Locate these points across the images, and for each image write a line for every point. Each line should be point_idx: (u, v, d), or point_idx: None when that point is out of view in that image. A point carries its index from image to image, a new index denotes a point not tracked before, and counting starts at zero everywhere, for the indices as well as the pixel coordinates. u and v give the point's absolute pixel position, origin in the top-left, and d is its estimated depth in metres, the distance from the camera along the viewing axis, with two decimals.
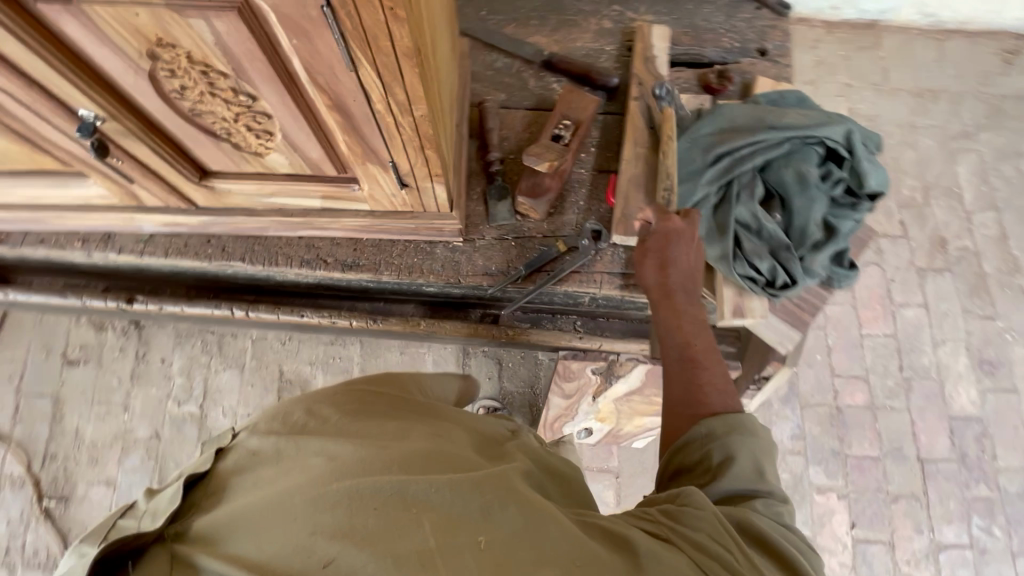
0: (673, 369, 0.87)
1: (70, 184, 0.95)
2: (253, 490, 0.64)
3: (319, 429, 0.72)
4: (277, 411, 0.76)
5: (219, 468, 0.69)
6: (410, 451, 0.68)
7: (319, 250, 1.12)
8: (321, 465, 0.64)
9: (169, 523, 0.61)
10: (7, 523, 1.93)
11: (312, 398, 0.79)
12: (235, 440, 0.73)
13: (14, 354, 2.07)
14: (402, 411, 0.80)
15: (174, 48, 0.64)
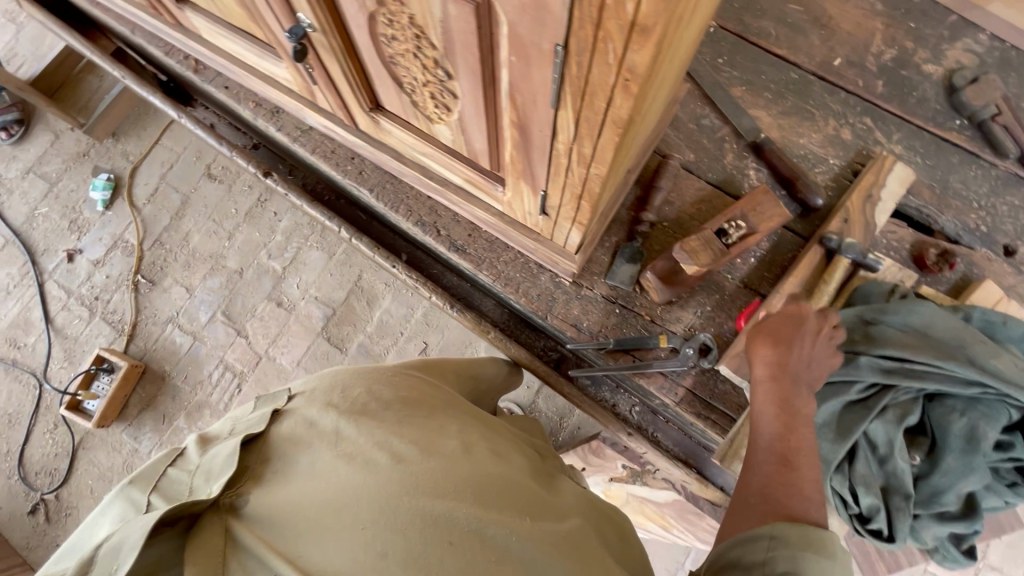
0: (756, 470, 0.75)
1: (267, 59, 0.98)
2: (316, 475, 0.76)
3: (374, 412, 0.85)
4: (336, 388, 0.91)
5: (269, 435, 0.85)
6: (457, 471, 0.77)
7: (437, 219, 1.10)
8: (379, 465, 0.76)
9: (221, 494, 0.73)
10: (107, 276, 2.27)
11: (367, 376, 0.93)
12: (288, 409, 0.89)
13: (176, 147, 2.38)
14: (442, 405, 0.92)
15: (401, 5, 0.61)
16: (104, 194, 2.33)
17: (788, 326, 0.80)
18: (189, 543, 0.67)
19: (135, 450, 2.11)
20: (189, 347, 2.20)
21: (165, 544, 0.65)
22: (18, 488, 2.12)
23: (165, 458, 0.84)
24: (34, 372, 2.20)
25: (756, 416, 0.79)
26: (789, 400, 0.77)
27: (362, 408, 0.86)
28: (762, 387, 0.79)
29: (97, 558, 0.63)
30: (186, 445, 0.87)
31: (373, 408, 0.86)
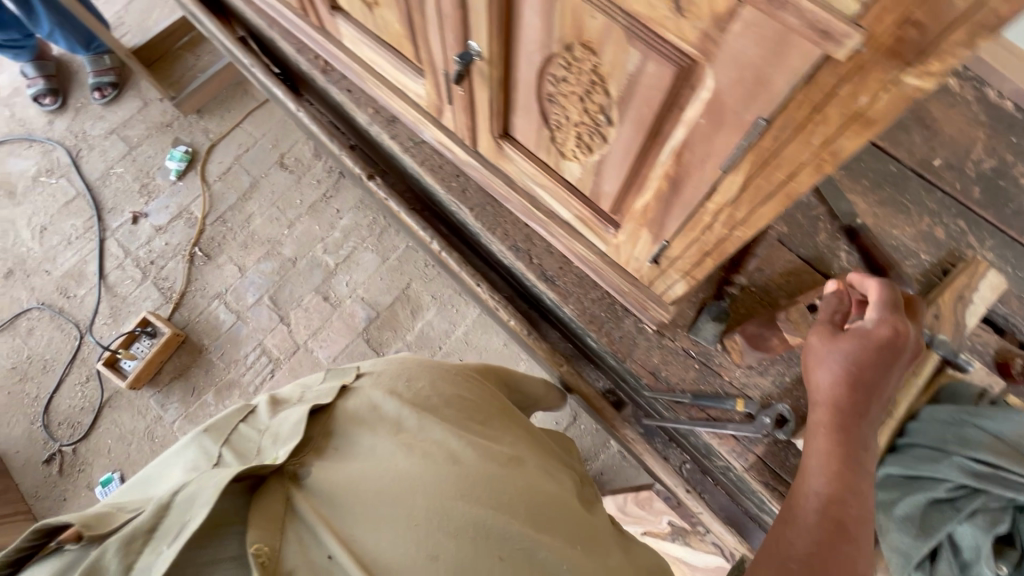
0: (800, 531, 0.73)
1: (407, 73, 1.04)
2: (375, 460, 0.77)
3: (434, 408, 0.87)
4: (401, 374, 0.92)
5: (339, 406, 0.86)
6: (510, 485, 0.77)
7: (531, 247, 1.14)
8: (437, 462, 0.76)
9: (287, 461, 0.75)
10: (166, 243, 2.33)
11: (433, 371, 0.94)
12: (357, 385, 0.90)
13: (255, 133, 2.47)
14: (495, 416, 0.94)
15: (591, 54, 0.65)
16: (179, 165, 2.41)
17: (873, 357, 0.75)
18: (252, 507, 0.68)
19: (159, 417, 2.12)
20: (230, 325, 2.22)
21: (233, 501, 0.67)
22: (38, 435, 2.11)
23: (237, 413, 0.86)
24: (79, 323, 2.23)
25: (813, 455, 0.78)
26: (849, 443, 0.77)
27: (423, 402, 0.87)
28: (826, 423, 0.78)
29: (173, 503, 0.63)
30: (257, 403, 0.89)
31: (434, 404, 0.88)
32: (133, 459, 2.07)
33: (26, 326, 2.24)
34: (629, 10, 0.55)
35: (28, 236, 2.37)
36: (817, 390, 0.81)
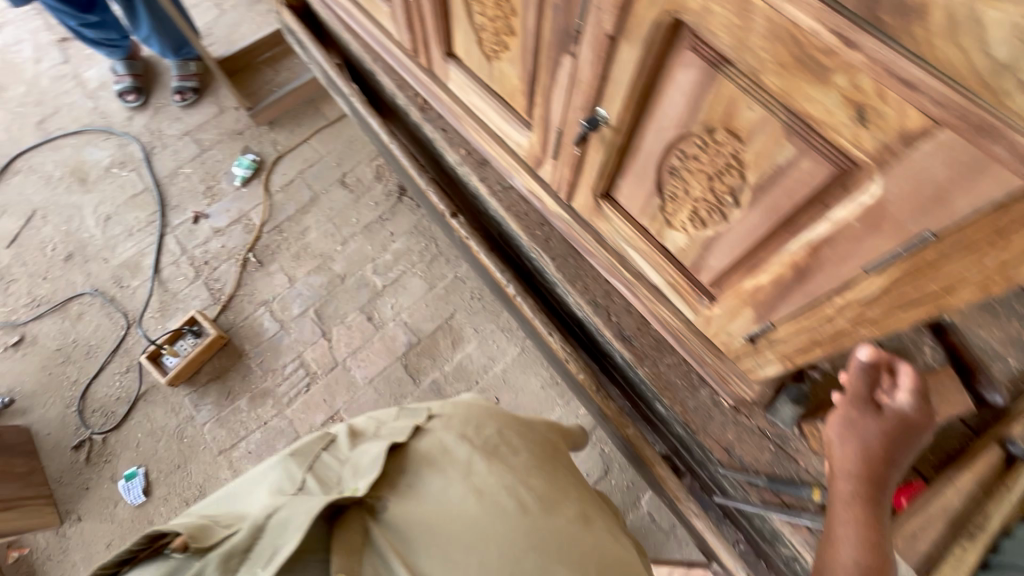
0: None
1: (513, 124, 1.07)
2: (445, 501, 0.74)
3: (504, 456, 0.84)
4: (472, 418, 0.89)
5: (413, 444, 0.82)
6: (578, 546, 0.75)
7: (609, 304, 1.14)
8: (506, 511, 0.75)
9: (365, 492, 0.72)
10: (223, 246, 2.36)
11: (500, 419, 0.92)
12: (430, 425, 0.86)
13: (321, 150, 2.54)
14: (561, 473, 0.91)
15: (735, 141, 0.66)
16: (245, 172, 2.47)
17: (906, 438, 0.78)
18: (335, 537, 0.66)
19: (191, 418, 2.07)
20: (274, 333, 2.21)
21: (318, 531, 0.66)
22: (71, 420, 2.08)
23: (318, 442, 0.85)
24: (128, 313, 2.24)
25: (845, 526, 0.76)
26: (878, 518, 0.77)
27: (493, 448, 0.85)
28: (861, 496, 0.78)
29: (269, 525, 0.64)
30: (336, 433, 0.88)
31: (503, 451, 0.85)
32: (159, 456, 2.02)
33: (77, 309, 2.25)
34: (794, 110, 0.56)
35: (92, 223, 2.40)
36: (845, 462, 0.80)
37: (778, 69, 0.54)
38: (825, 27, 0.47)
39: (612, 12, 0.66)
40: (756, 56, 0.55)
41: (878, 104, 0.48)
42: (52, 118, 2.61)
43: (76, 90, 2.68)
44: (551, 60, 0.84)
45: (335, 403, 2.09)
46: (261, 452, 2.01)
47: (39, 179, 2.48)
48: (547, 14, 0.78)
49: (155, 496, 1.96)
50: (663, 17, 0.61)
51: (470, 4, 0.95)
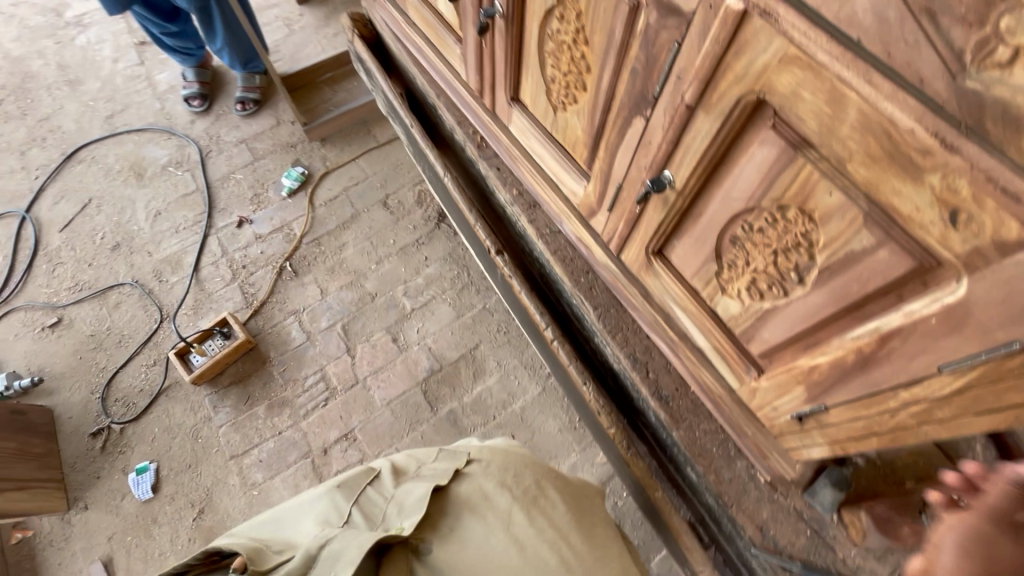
0: None
1: (572, 174, 1.09)
2: (487, 549, 0.85)
3: (544, 509, 0.92)
4: (512, 467, 0.98)
5: (455, 489, 0.94)
6: None
7: (649, 360, 1.12)
8: (547, 565, 0.84)
9: (411, 532, 0.86)
10: (263, 252, 2.41)
11: (537, 468, 0.99)
12: (469, 471, 0.96)
13: (367, 170, 2.60)
14: (600, 528, 0.96)
15: (809, 221, 0.65)
16: (293, 184, 2.54)
17: None
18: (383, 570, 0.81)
19: (207, 420, 2.08)
20: (300, 343, 2.23)
21: (367, 564, 0.80)
22: (93, 407, 2.10)
23: (364, 475, 1.00)
24: (164, 307, 2.28)
25: None
26: None
27: (531, 499, 0.93)
28: None
29: (320, 557, 0.77)
30: (380, 467, 1.03)
31: (542, 503, 0.93)
32: (172, 454, 2.02)
33: (115, 298, 2.30)
34: (877, 202, 0.56)
35: (142, 217, 2.47)
36: None
37: (866, 160, 0.54)
38: (926, 129, 0.47)
39: (694, 84, 0.67)
40: (845, 145, 0.55)
41: (973, 209, 0.47)
42: (121, 113, 2.72)
43: (146, 90, 2.80)
44: (621, 120, 0.85)
45: (350, 421, 2.08)
46: (272, 462, 2.00)
47: (100, 170, 2.58)
48: (624, 76, 0.80)
49: (163, 494, 1.96)
50: (748, 96, 0.62)
51: (544, 57, 0.98)
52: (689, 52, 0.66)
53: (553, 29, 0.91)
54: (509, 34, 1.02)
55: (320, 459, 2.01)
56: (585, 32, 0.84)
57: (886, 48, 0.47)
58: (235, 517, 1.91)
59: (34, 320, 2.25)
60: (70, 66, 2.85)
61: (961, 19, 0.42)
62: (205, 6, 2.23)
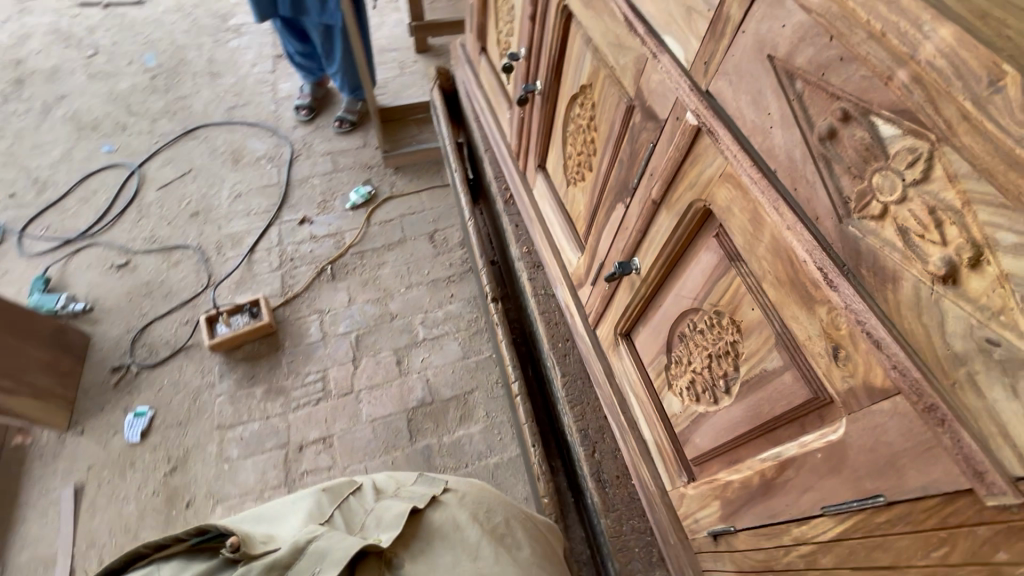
0: None
1: (571, 245, 1.16)
2: None
3: (510, 549, 0.77)
4: (486, 502, 0.84)
5: (427, 514, 0.80)
6: None
7: (599, 440, 1.10)
8: None
9: (386, 547, 0.74)
10: (313, 253, 2.57)
11: (512, 507, 0.85)
12: (445, 496, 0.84)
13: (425, 203, 2.77)
14: None
15: (736, 331, 0.67)
16: (358, 199, 2.75)
17: None
18: None
19: (211, 386, 2.14)
20: (314, 340, 2.28)
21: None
22: (123, 344, 2.26)
23: (346, 485, 0.88)
24: (213, 275, 2.49)
25: None
26: None
27: (501, 539, 0.78)
28: None
29: (306, 550, 0.68)
30: (361, 480, 0.90)
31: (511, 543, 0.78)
32: (171, 408, 2.08)
33: (177, 257, 2.54)
34: (783, 325, 0.58)
35: (225, 195, 2.78)
36: None
37: (775, 284, 0.57)
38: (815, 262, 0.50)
39: (659, 183, 0.73)
40: (761, 265, 0.59)
41: (850, 347, 0.49)
42: (241, 108, 3.12)
43: (269, 94, 3.20)
44: (611, 203, 0.92)
45: (332, 427, 2.05)
46: (251, 443, 2.00)
47: (207, 149, 2.95)
48: (616, 165, 0.88)
49: (150, 442, 2.00)
50: (697, 203, 0.67)
51: (567, 135, 1.08)
52: (659, 153, 0.72)
53: (576, 113, 1.02)
54: (544, 109, 1.13)
55: (293, 455, 1.98)
56: (596, 120, 0.93)
57: (793, 184, 0.52)
58: (200, 484, 1.90)
59: (107, 258, 2.53)
60: (217, 62, 3.33)
61: (847, 171, 0.47)
62: (326, 24, 2.51)
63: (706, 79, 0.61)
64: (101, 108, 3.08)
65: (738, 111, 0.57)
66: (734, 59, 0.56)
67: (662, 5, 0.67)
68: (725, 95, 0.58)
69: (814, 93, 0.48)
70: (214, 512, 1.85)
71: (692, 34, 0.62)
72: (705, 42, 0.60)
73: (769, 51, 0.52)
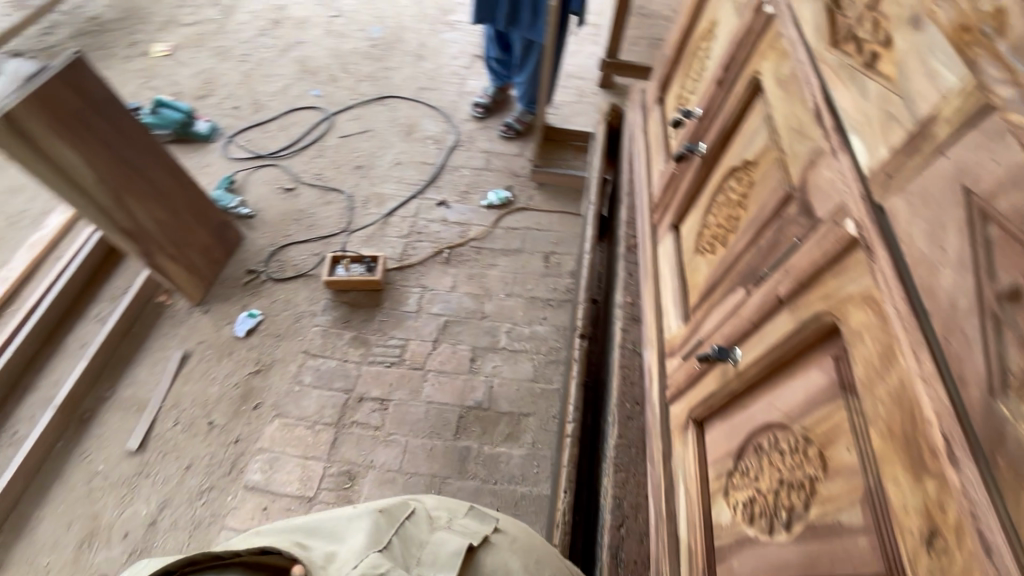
0: None
1: (676, 313, 1.12)
2: None
3: None
4: (533, 550, 0.91)
5: (480, 555, 0.86)
6: None
7: (631, 516, 1.03)
8: None
9: None
10: (438, 235, 2.74)
11: (555, 561, 0.92)
12: (495, 539, 0.89)
13: (553, 224, 2.82)
14: None
15: (818, 466, 0.60)
16: (495, 200, 2.88)
17: None
18: None
19: (312, 314, 2.37)
20: (409, 310, 2.42)
21: None
22: (263, 253, 2.58)
23: (400, 507, 0.88)
24: (352, 223, 2.76)
25: None
26: None
27: None
28: None
29: None
30: (414, 504, 0.91)
31: None
32: (277, 319, 2.34)
33: (330, 198, 2.86)
34: (878, 482, 0.51)
35: (388, 160, 3.08)
36: None
37: (884, 433, 0.50)
38: (940, 428, 0.43)
39: (790, 282, 0.68)
40: (875, 407, 0.52)
41: (950, 539, 0.42)
42: (430, 91, 3.45)
43: (456, 86, 3.50)
44: (733, 285, 0.87)
45: (393, 393, 2.15)
46: (324, 377, 2.17)
47: (389, 117, 3.30)
48: (751, 250, 0.83)
49: (249, 341, 2.26)
50: (825, 316, 0.61)
51: (712, 204, 1.05)
52: (802, 252, 0.67)
53: (729, 186, 0.98)
54: (698, 172, 1.11)
55: (352, 404, 2.11)
56: (748, 199, 0.89)
57: (945, 333, 0.45)
58: (270, 394, 2.11)
59: (279, 180, 2.93)
60: (426, 47, 3.72)
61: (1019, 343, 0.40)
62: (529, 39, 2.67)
63: (882, 191, 0.56)
64: (324, 59, 3.59)
65: (908, 236, 0.51)
66: (922, 181, 0.51)
67: (861, 105, 0.62)
68: (898, 215, 0.53)
69: (1009, 243, 0.42)
70: (272, 423, 2.03)
71: (883, 141, 0.57)
72: (895, 153, 0.55)
73: (969, 183, 0.46)
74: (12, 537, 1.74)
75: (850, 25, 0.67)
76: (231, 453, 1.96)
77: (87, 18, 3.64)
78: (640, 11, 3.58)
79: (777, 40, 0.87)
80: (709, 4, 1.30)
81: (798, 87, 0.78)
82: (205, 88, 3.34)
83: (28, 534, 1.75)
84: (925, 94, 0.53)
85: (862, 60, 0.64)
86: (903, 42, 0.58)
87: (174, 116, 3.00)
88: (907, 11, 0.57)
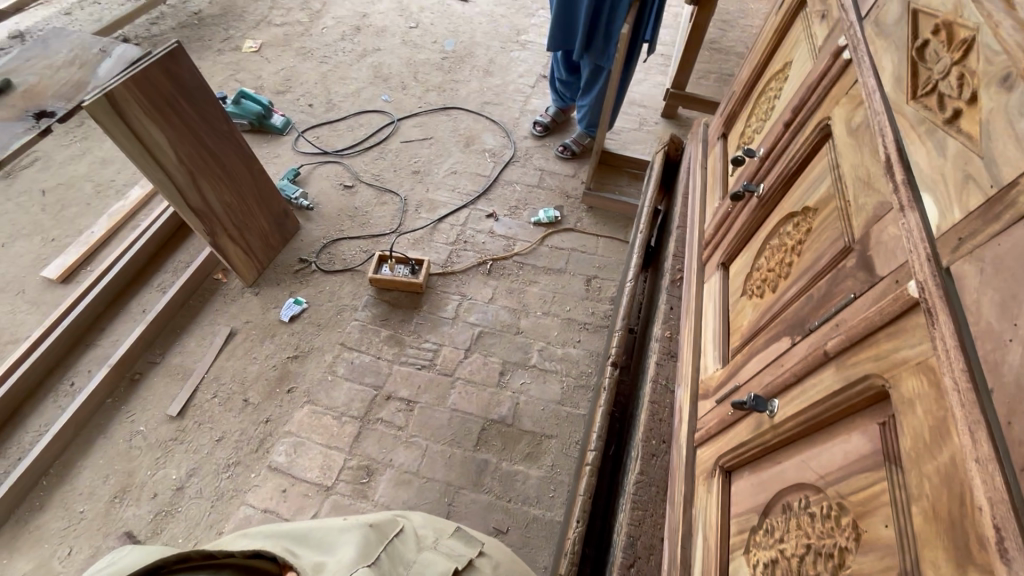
0: None
1: (715, 354, 1.08)
2: None
3: None
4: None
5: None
6: None
7: (643, 558, 0.99)
8: None
9: None
10: (484, 246, 2.77)
11: None
12: (477, 562, 0.99)
13: (599, 249, 2.80)
14: None
15: (851, 537, 0.57)
16: (543, 218, 2.89)
17: None
18: None
19: (353, 308, 2.44)
20: (446, 316, 2.45)
21: None
22: (316, 245, 2.69)
23: (390, 524, 1.00)
24: (402, 225, 2.84)
25: None
26: None
27: None
28: None
29: None
30: (403, 521, 1.03)
31: None
32: (320, 309, 2.42)
33: (385, 199, 2.96)
34: (917, 564, 0.48)
35: (444, 168, 3.16)
36: None
37: (929, 514, 0.47)
38: (990, 516, 0.40)
39: (841, 338, 0.64)
40: (922, 483, 0.49)
41: None
42: (493, 106, 3.54)
43: (519, 103, 3.57)
44: (777, 333, 0.84)
45: (420, 395, 2.18)
46: (356, 370, 2.23)
47: (451, 127, 3.39)
48: (801, 299, 0.80)
49: (291, 326, 2.35)
50: (876, 378, 0.58)
51: (765, 247, 1.02)
52: (857, 308, 0.64)
53: (786, 231, 0.95)
54: (754, 213, 1.08)
55: (379, 400, 2.15)
56: (804, 246, 0.86)
57: (1008, 414, 0.42)
58: (304, 381, 2.18)
59: (340, 177, 3.05)
60: (494, 64, 3.82)
61: None
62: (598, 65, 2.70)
63: (950, 255, 0.52)
64: (397, 67, 3.75)
65: (974, 305, 0.47)
66: (998, 249, 0.47)
67: (936, 161, 0.59)
68: (966, 281, 0.49)
69: None
70: (302, 408, 2.10)
71: (958, 202, 0.54)
72: (971, 216, 0.52)
73: None
74: (55, 481, 1.86)
75: (933, 79, 0.65)
76: (260, 431, 2.03)
77: (191, 12, 3.96)
78: (712, 45, 3.56)
79: (852, 87, 0.84)
80: (785, 45, 1.28)
81: (870, 137, 0.75)
82: (285, 85, 3.55)
83: (69, 481, 1.86)
84: (1009, 158, 0.50)
85: (943, 116, 0.61)
86: (990, 101, 0.55)
87: (253, 107, 3.16)
88: (998, 70, 0.54)
